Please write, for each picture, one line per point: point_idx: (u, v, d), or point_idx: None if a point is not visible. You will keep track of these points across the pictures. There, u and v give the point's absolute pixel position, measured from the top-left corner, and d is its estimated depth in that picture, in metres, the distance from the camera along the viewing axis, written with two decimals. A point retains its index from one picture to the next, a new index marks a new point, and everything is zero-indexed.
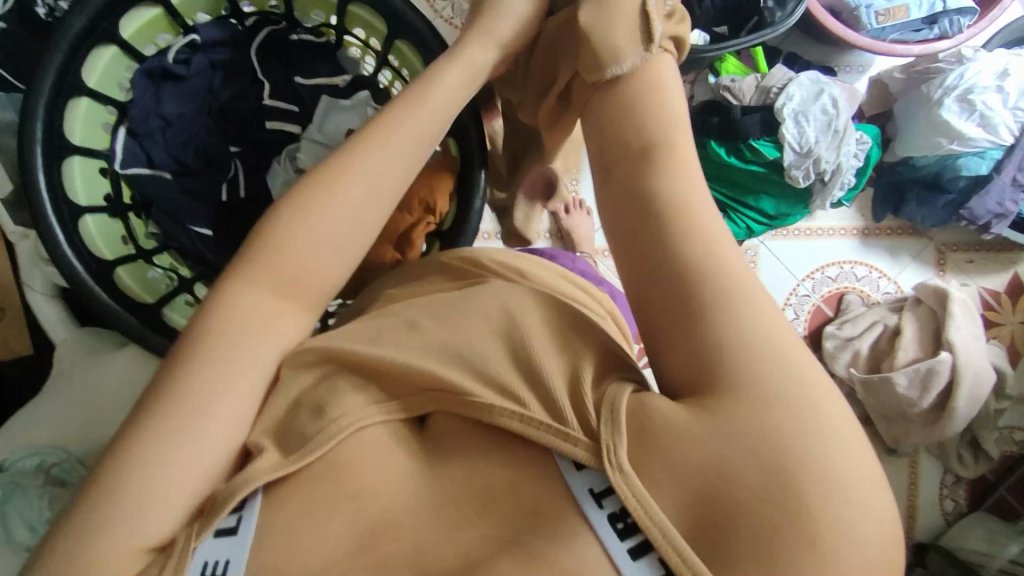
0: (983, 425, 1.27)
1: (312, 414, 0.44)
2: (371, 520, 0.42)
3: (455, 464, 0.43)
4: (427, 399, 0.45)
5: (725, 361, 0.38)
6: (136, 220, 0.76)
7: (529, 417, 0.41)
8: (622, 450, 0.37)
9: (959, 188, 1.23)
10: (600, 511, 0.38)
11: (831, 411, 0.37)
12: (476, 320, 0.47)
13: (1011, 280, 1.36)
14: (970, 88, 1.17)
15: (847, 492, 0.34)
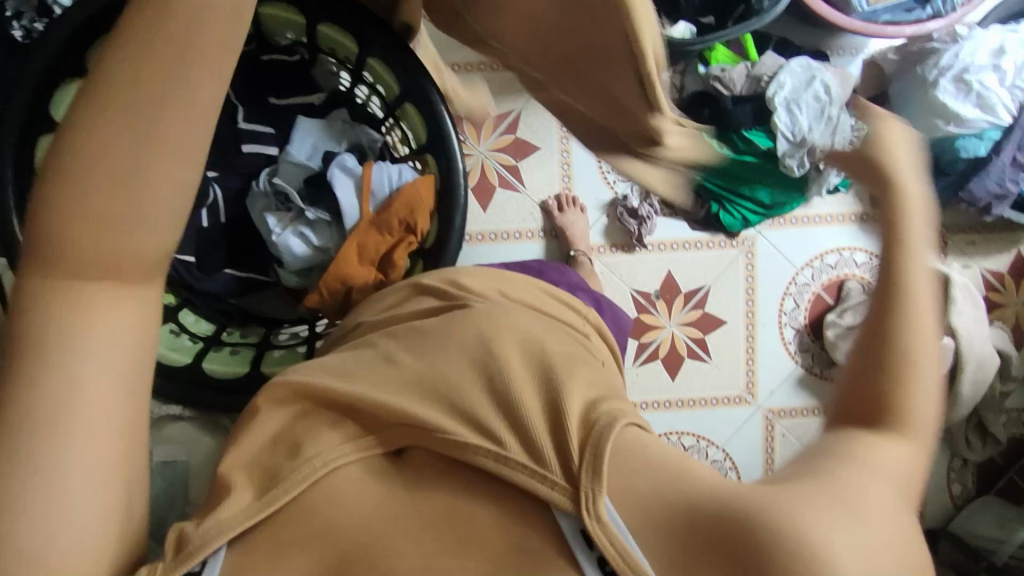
0: (988, 408, 1.25)
1: (288, 452, 0.46)
2: (344, 547, 0.42)
3: (436, 495, 0.42)
4: (402, 433, 0.44)
5: (842, 457, 0.39)
6: None
7: (506, 457, 0.40)
8: (602, 498, 0.38)
9: (957, 171, 1.20)
10: (589, 555, 0.38)
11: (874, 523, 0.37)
12: (454, 351, 0.48)
13: (1014, 262, 1.34)
14: (967, 67, 1.15)
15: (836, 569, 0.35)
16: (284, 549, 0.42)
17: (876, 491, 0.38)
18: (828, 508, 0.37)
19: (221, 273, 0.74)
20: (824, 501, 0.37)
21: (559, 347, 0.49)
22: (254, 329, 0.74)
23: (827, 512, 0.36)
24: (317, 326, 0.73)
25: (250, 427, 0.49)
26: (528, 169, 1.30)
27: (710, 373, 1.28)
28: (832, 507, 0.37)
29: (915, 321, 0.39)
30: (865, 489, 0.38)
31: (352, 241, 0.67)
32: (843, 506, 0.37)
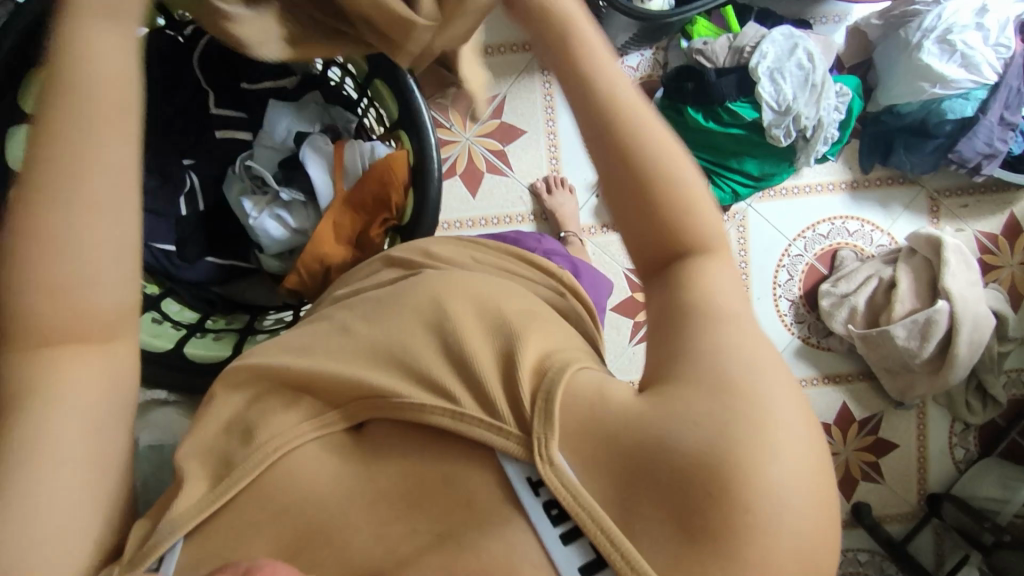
0: (988, 369, 1.25)
1: (241, 438, 0.44)
2: (303, 529, 0.41)
3: (388, 463, 0.40)
4: (357, 403, 0.42)
5: (683, 316, 0.38)
6: None
7: (461, 414, 0.38)
8: (554, 441, 0.35)
9: (946, 132, 1.20)
10: (536, 499, 0.36)
11: (790, 417, 0.34)
12: (407, 315, 0.46)
13: (1008, 222, 1.33)
14: (950, 28, 1.14)
15: (783, 466, 0.32)
16: (245, 535, 0.41)
17: (739, 347, 0.36)
18: (736, 406, 0.33)
19: (202, 261, 0.74)
20: (709, 394, 0.34)
21: (517, 305, 0.46)
22: (239, 315, 0.75)
23: (726, 407, 0.33)
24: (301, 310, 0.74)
25: (206, 412, 0.47)
26: (515, 152, 1.30)
27: None
28: (737, 407, 0.33)
29: (655, 143, 0.39)
30: (759, 371, 0.35)
31: (327, 218, 0.68)
32: (750, 408, 0.33)
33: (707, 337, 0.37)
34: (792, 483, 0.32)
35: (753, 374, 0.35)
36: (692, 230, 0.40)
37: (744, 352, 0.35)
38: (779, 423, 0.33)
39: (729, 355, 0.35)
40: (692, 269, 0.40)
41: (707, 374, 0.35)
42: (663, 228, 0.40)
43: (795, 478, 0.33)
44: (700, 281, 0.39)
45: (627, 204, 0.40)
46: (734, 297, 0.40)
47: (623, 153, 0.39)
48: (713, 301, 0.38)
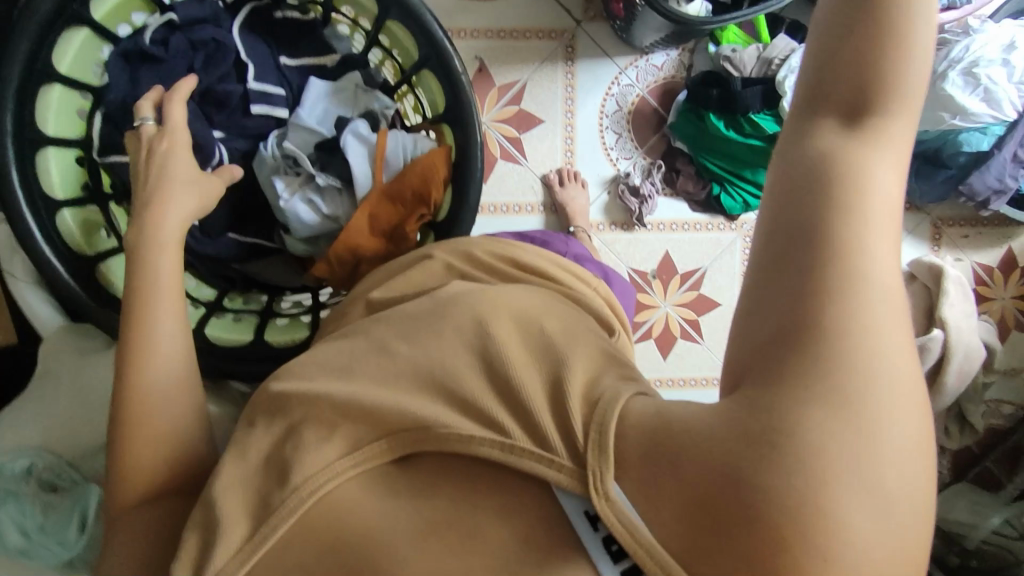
0: (971, 400, 1.27)
1: (277, 479, 0.43)
2: (351, 562, 0.39)
3: (441, 494, 0.40)
4: (401, 437, 0.41)
5: (821, 234, 0.32)
6: (119, 210, 0.75)
7: (511, 445, 0.38)
8: (610, 476, 0.34)
9: (958, 164, 1.22)
10: (594, 535, 0.35)
11: (892, 448, 0.31)
12: (450, 337, 0.44)
13: (1005, 256, 1.35)
14: (976, 61, 1.15)
15: (870, 506, 0.30)
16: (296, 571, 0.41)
17: (869, 336, 0.31)
18: (844, 425, 0.31)
19: (224, 236, 0.72)
20: (818, 401, 0.31)
21: (560, 320, 0.45)
22: (257, 294, 0.75)
23: (834, 420, 0.31)
24: (321, 295, 0.74)
25: (247, 436, 0.47)
26: (531, 141, 1.28)
27: (700, 353, 1.29)
28: (847, 424, 0.31)
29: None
30: (884, 371, 0.31)
31: (369, 211, 0.67)
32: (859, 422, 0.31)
33: (833, 303, 0.32)
34: (884, 527, 0.30)
35: (877, 369, 0.31)
36: (881, 116, 0.34)
37: (866, 343, 0.31)
38: (884, 445, 0.31)
39: (854, 339, 0.31)
40: (850, 162, 0.33)
41: (820, 369, 0.31)
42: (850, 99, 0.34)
43: (893, 520, 0.30)
44: (860, 196, 0.33)
45: (832, 46, 0.34)
46: (887, 241, 0.33)
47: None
48: (863, 237, 0.32)
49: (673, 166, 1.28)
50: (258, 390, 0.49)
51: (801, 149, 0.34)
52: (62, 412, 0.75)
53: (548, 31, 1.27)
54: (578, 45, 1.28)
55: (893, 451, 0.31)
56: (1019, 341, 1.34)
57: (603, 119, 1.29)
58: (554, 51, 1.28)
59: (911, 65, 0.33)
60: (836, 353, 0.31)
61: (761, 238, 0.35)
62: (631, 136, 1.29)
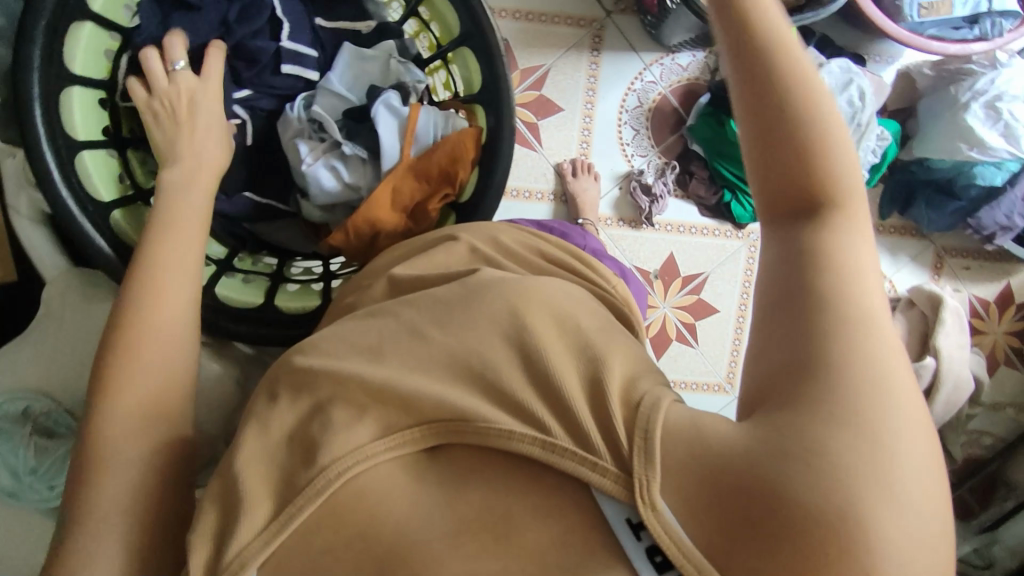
0: (952, 432, 1.29)
1: (303, 456, 0.44)
2: (381, 556, 0.40)
3: (473, 488, 0.41)
4: (439, 426, 0.43)
5: (815, 290, 0.38)
6: (134, 157, 0.73)
7: (553, 444, 0.39)
8: (656, 485, 0.36)
9: (970, 196, 1.22)
10: (637, 544, 0.37)
11: (919, 465, 0.35)
12: (485, 327, 0.45)
13: (1003, 291, 1.36)
14: (1000, 95, 1.15)
15: (908, 524, 0.33)
16: (322, 559, 0.41)
17: (876, 365, 0.36)
18: (866, 448, 0.34)
19: (239, 195, 0.72)
20: (832, 424, 0.35)
21: (593, 319, 0.47)
22: (266, 257, 0.74)
23: (853, 442, 0.34)
24: (331, 264, 0.74)
25: (267, 410, 0.47)
26: (549, 129, 1.27)
27: (694, 358, 1.30)
28: (867, 446, 0.34)
29: (811, 85, 0.40)
30: (893, 398, 0.35)
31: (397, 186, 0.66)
32: (879, 443, 0.34)
33: (842, 345, 0.36)
34: (917, 544, 0.33)
35: (886, 394, 0.35)
36: (831, 188, 0.40)
37: (872, 373, 0.36)
38: (905, 463, 0.34)
39: (859, 372, 0.36)
40: (826, 234, 0.39)
41: (834, 396, 0.35)
42: (801, 179, 0.40)
43: (923, 541, 0.34)
44: (840, 252, 0.39)
45: (768, 161, 0.40)
46: (872, 285, 0.39)
47: (781, 100, 0.40)
48: (853, 285, 0.38)
49: (687, 169, 1.28)
50: (279, 359, 0.50)
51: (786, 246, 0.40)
52: (64, 358, 0.74)
53: (576, 18, 1.26)
54: (605, 36, 1.27)
55: (912, 470, 0.34)
56: (1006, 377, 1.36)
57: (623, 114, 1.28)
58: (581, 38, 1.26)
59: (834, 162, 0.40)
60: (846, 381, 0.35)
61: (763, 297, 0.41)
62: (648, 134, 1.28)
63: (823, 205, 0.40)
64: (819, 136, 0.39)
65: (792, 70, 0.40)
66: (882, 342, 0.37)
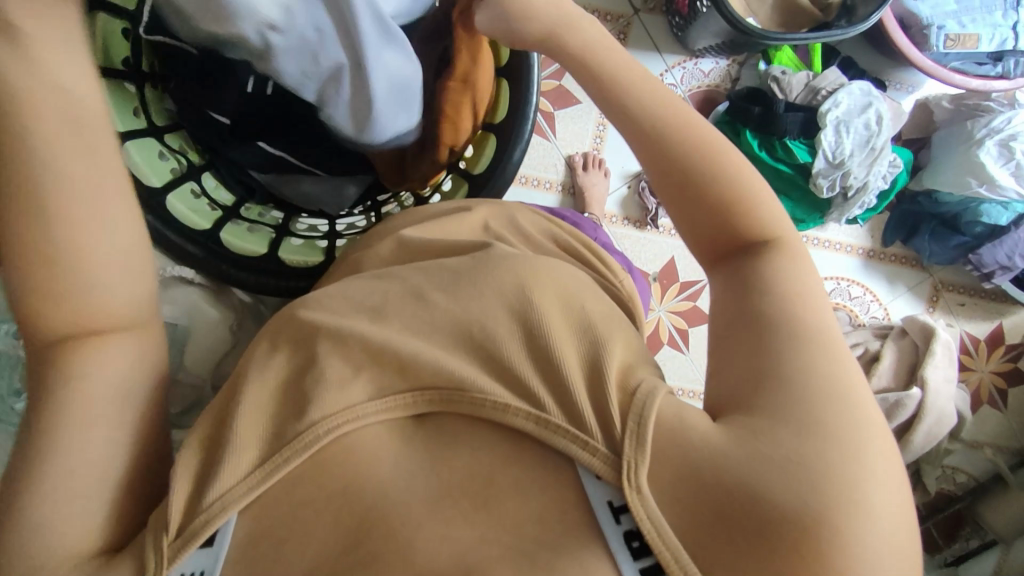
0: (929, 461, 1.29)
1: (294, 410, 0.43)
2: (360, 516, 0.40)
3: (459, 457, 0.41)
4: (429, 394, 0.42)
5: (758, 311, 0.43)
6: (152, 92, 0.66)
7: (546, 421, 0.39)
8: (644, 470, 0.37)
9: (974, 233, 1.22)
10: (615, 527, 0.37)
11: (880, 472, 0.37)
12: (491, 299, 0.45)
13: (994, 331, 1.37)
14: (1015, 135, 1.15)
15: (870, 527, 0.35)
16: (299, 512, 0.40)
17: (823, 376, 0.40)
18: (839, 456, 0.36)
19: (252, 143, 0.69)
20: (798, 433, 0.37)
21: (597, 305, 0.47)
22: (272, 211, 0.73)
23: (827, 450, 0.37)
24: (337, 225, 0.74)
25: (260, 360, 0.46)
26: (563, 120, 1.26)
27: (684, 364, 1.30)
28: (841, 454, 0.37)
29: (729, 163, 0.49)
30: (848, 407, 0.39)
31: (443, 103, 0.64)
32: (850, 452, 0.37)
33: (789, 358, 0.40)
34: (883, 551, 0.35)
35: (850, 408, 0.39)
36: (759, 229, 0.48)
37: (821, 385, 0.39)
38: (866, 466, 0.37)
39: (806, 381, 0.39)
40: (767, 265, 0.46)
41: (801, 409, 0.38)
42: (729, 231, 0.48)
43: (888, 544, 0.35)
44: (784, 278, 0.45)
45: (689, 206, 0.49)
46: (817, 308, 0.44)
47: (681, 152, 0.49)
48: (804, 313, 0.43)
49: None
50: (285, 309, 0.49)
51: (731, 273, 0.47)
52: None
53: (603, 12, 1.25)
54: (631, 33, 1.26)
55: (876, 479, 0.37)
56: (986, 416, 1.37)
57: None
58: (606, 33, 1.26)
59: (757, 204, 0.48)
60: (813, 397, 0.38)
61: (719, 323, 0.46)
62: None
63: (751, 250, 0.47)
64: (739, 201, 0.48)
65: (685, 127, 0.50)
66: (827, 355, 0.41)
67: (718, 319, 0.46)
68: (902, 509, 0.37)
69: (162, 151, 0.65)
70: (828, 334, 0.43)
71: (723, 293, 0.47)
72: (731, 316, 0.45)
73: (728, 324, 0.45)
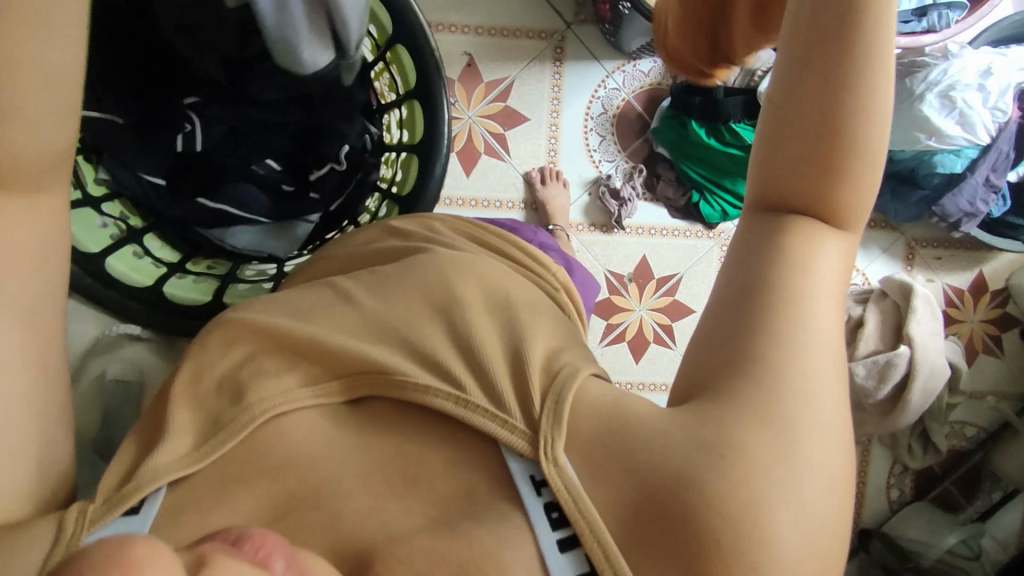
0: (935, 419, 1.26)
1: (231, 398, 0.45)
2: (291, 497, 0.42)
3: (390, 439, 0.43)
4: (359, 379, 0.44)
5: (767, 304, 0.37)
6: (86, 164, 0.69)
7: (466, 401, 0.41)
8: (559, 442, 0.38)
9: (932, 185, 1.23)
10: (537, 499, 0.39)
11: (829, 446, 0.36)
12: (414, 294, 0.47)
13: (976, 280, 1.37)
14: (953, 84, 1.15)
15: (800, 496, 0.35)
16: (228, 486, 0.42)
17: (812, 381, 0.36)
18: (769, 441, 0.35)
19: (191, 202, 0.71)
20: (755, 428, 0.36)
21: (525, 294, 0.48)
22: (221, 261, 0.75)
23: (761, 438, 0.36)
24: (286, 266, 0.77)
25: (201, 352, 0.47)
26: (516, 139, 1.28)
27: (673, 358, 1.31)
28: (776, 441, 0.35)
29: (873, 110, 0.34)
30: (818, 406, 0.36)
31: None
32: (785, 437, 0.35)
33: (781, 359, 0.36)
34: (806, 534, 0.35)
35: (804, 404, 0.36)
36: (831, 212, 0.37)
37: (804, 387, 0.36)
38: (811, 443, 0.35)
39: (790, 387, 0.36)
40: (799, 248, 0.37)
41: (752, 399, 0.36)
42: (795, 185, 0.37)
43: (814, 519, 0.35)
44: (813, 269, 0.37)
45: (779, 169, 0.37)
46: (831, 304, 0.38)
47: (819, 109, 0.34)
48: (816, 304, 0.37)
49: (654, 171, 1.30)
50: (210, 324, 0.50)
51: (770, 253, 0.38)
52: None
53: (536, 31, 1.28)
54: (567, 47, 1.29)
55: (814, 460, 0.35)
56: (985, 365, 1.36)
57: (588, 121, 1.30)
58: (543, 50, 1.28)
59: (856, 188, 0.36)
60: (771, 384, 0.36)
61: (724, 287, 0.39)
62: (615, 140, 1.31)
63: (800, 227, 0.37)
64: (848, 170, 0.35)
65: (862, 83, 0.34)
66: (820, 366, 0.36)
67: (728, 306, 0.39)
68: (841, 440, 0.36)
69: (102, 221, 0.67)
70: (829, 343, 0.37)
71: (736, 274, 0.39)
72: (741, 310, 0.38)
73: (736, 315, 0.38)
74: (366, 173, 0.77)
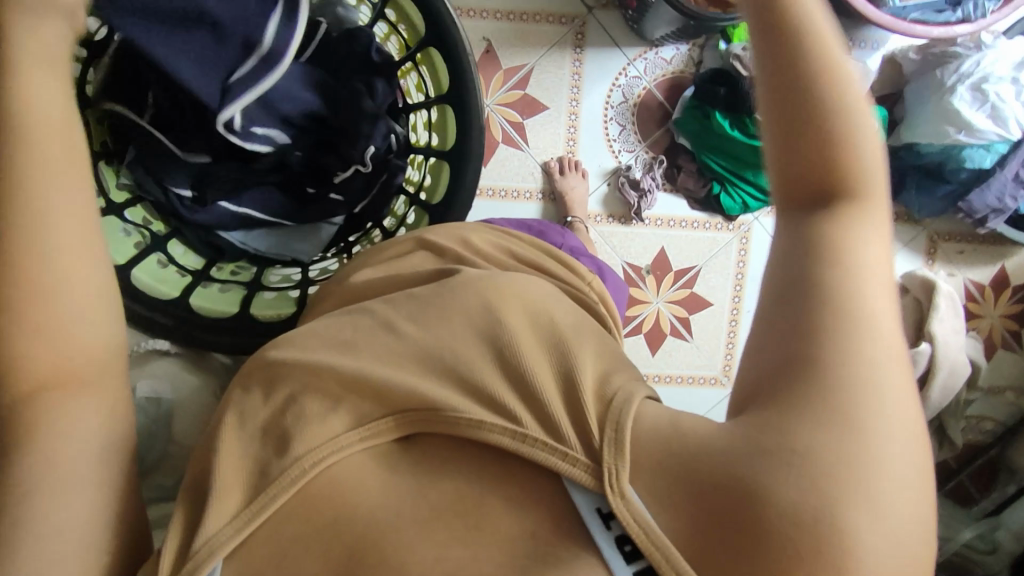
0: (950, 415, 1.26)
1: (277, 446, 0.44)
2: (349, 551, 0.40)
3: (445, 477, 0.41)
4: (409, 416, 0.43)
5: (821, 285, 0.37)
6: (108, 168, 0.72)
7: (524, 434, 0.39)
8: (625, 474, 0.36)
9: (960, 179, 1.20)
10: (607, 533, 0.36)
11: (890, 458, 0.34)
12: (459, 325, 0.45)
13: (998, 274, 1.35)
14: (986, 77, 1.12)
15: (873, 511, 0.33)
16: (288, 549, 0.41)
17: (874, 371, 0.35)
18: (829, 440, 0.34)
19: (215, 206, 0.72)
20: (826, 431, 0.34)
21: (568, 317, 0.47)
22: (249, 266, 0.77)
23: (830, 446, 0.34)
24: (310, 271, 0.78)
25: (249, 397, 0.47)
26: (534, 128, 1.25)
27: (688, 351, 1.30)
28: (843, 455, 0.34)
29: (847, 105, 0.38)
30: (885, 406, 0.35)
31: None
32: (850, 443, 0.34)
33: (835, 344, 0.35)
34: (881, 554, 0.33)
35: (871, 404, 0.35)
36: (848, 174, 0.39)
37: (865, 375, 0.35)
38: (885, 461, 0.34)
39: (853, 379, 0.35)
40: (840, 227, 0.38)
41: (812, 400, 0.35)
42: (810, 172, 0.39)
43: (892, 544, 0.33)
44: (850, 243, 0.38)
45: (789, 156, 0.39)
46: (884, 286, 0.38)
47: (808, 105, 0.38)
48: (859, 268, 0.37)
49: (675, 163, 1.27)
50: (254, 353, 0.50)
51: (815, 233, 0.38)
52: None
53: (556, 16, 1.24)
54: (588, 33, 1.25)
55: (889, 479, 0.34)
56: (1004, 360, 1.34)
57: (608, 110, 1.27)
58: (563, 36, 1.24)
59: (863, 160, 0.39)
60: (826, 377, 0.35)
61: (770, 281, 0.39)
62: (634, 129, 1.28)
63: (845, 183, 0.38)
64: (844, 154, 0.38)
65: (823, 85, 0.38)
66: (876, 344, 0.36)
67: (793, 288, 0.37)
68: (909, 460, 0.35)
69: (124, 227, 0.70)
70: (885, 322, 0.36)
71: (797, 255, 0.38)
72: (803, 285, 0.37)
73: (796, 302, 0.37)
74: (392, 175, 0.77)
